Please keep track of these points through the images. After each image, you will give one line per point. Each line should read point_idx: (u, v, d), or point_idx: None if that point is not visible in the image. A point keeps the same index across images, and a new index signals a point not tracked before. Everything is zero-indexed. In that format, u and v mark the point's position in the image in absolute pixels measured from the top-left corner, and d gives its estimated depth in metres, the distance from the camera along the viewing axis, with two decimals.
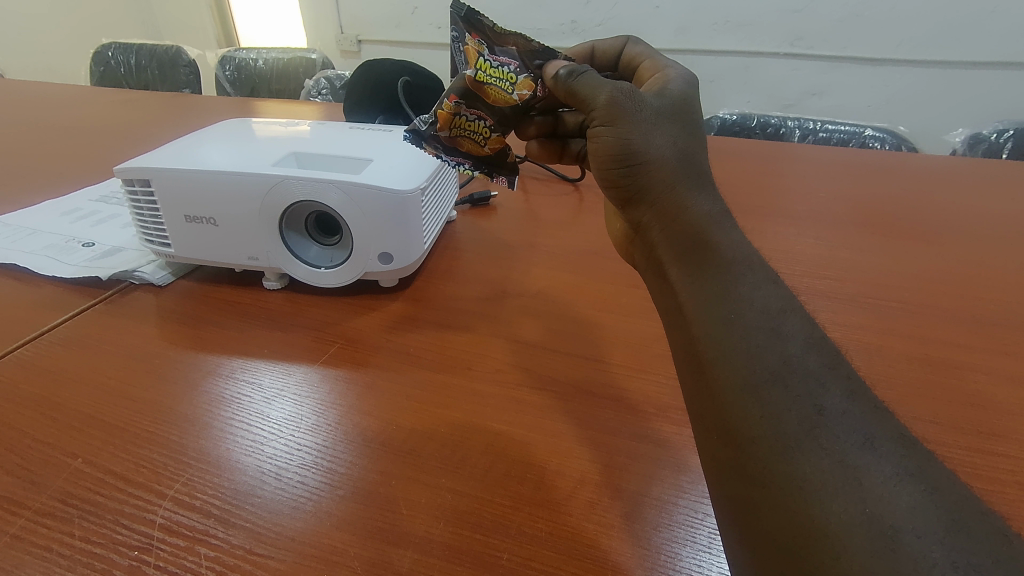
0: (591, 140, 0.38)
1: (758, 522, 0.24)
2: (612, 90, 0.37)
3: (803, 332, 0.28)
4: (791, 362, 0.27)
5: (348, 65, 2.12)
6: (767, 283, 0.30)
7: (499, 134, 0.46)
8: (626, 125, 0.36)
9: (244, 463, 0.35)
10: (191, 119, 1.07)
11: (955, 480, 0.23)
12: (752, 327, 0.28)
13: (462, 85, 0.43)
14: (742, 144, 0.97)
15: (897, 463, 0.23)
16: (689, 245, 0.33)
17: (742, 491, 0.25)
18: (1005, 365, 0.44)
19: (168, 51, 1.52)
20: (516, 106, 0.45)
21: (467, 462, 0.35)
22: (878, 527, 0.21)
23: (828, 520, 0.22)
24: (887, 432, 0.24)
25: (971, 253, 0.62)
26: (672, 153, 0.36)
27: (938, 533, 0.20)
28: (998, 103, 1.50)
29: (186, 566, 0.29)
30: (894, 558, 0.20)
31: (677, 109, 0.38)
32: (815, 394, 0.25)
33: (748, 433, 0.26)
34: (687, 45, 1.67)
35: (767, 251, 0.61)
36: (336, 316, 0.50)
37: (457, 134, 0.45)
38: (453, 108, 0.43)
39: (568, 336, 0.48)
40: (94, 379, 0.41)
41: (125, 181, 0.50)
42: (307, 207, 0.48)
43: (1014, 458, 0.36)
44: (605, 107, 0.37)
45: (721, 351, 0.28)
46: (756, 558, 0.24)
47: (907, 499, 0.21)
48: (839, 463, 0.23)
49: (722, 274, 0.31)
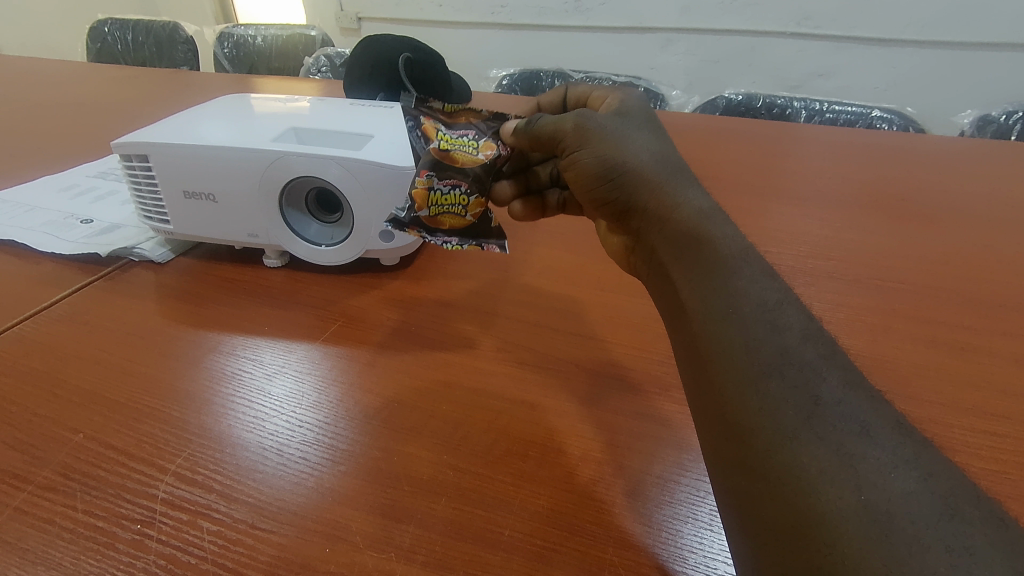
0: (572, 168, 0.39)
1: (759, 512, 0.24)
2: (573, 119, 0.39)
3: (799, 323, 0.28)
4: (788, 354, 0.26)
5: (347, 43, 2.08)
6: (764, 277, 0.30)
7: (476, 197, 0.43)
8: (598, 140, 0.38)
9: (246, 439, 0.35)
10: (189, 96, 1.06)
11: (949, 465, 0.22)
12: (749, 320, 0.28)
13: (429, 159, 0.44)
14: (747, 124, 0.95)
15: (892, 450, 0.22)
16: (684, 239, 0.33)
17: (743, 482, 0.25)
18: (1010, 347, 0.44)
19: (164, 28, 1.49)
20: (485, 167, 0.45)
21: (469, 439, 0.35)
22: (872, 512, 0.21)
23: (825, 508, 0.22)
24: (882, 420, 0.24)
25: (978, 236, 0.61)
26: (648, 155, 0.37)
27: (933, 517, 0.20)
28: (1008, 87, 1.48)
29: (189, 540, 0.29)
30: (888, 542, 0.20)
31: (636, 122, 0.40)
32: (812, 384, 0.25)
33: (748, 425, 0.25)
34: (693, 24, 1.64)
35: (772, 233, 0.60)
36: (337, 295, 0.49)
37: (436, 211, 0.43)
38: (427, 182, 0.43)
39: (570, 315, 0.47)
40: (95, 355, 0.41)
41: (123, 156, 0.49)
42: (307, 183, 0.47)
43: (1017, 439, 0.36)
44: (573, 132, 0.38)
45: (721, 346, 0.28)
46: (758, 546, 0.24)
47: (901, 485, 0.21)
48: (836, 451, 0.23)
49: (719, 266, 0.31)
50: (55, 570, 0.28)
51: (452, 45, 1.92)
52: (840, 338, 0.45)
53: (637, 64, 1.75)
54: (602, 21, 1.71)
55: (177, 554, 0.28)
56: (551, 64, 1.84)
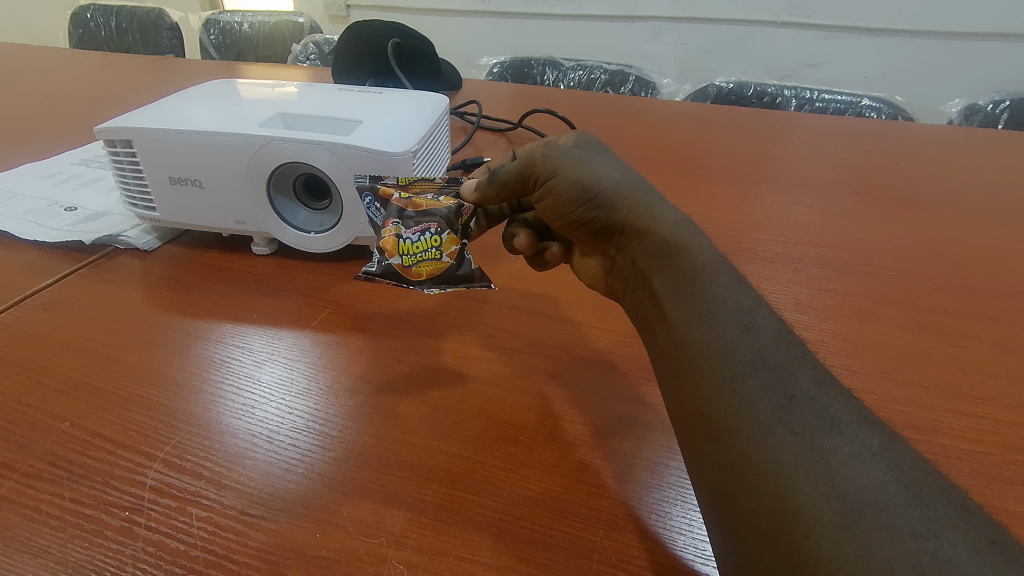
0: (547, 201, 0.37)
1: (736, 507, 0.23)
2: (538, 152, 0.37)
3: (772, 327, 0.28)
4: (762, 355, 0.26)
5: (336, 29, 2.04)
6: (737, 283, 0.30)
7: (450, 236, 0.39)
8: (569, 167, 0.36)
9: (234, 426, 0.35)
10: (175, 83, 1.04)
11: (915, 455, 0.23)
12: (725, 324, 0.28)
13: (394, 210, 0.39)
14: (738, 112, 0.95)
15: (862, 443, 0.23)
16: (663, 244, 0.33)
17: (720, 480, 0.24)
18: (994, 330, 0.45)
19: (149, 14, 1.46)
20: (455, 213, 0.39)
21: (459, 425, 0.35)
22: (844, 503, 0.21)
23: (799, 501, 0.22)
24: (852, 414, 0.24)
25: (965, 222, 0.62)
26: (621, 176, 0.37)
27: (901, 505, 0.21)
28: (995, 76, 1.49)
29: (177, 527, 0.29)
30: (860, 531, 0.20)
31: (594, 148, 0.40)
32: (786, 382, 0.25)
33: (725, 423, 0.25)
34: (684, 13, 1.63)
35: (762, 220, 0.60)
36: (325, 282, 0.49)
37: (408, 260, 0.38)
38: (395, 230, 0.38)
39: (560, 301, 0.47)
40: (80, 344, 0.41)
41: (107, 142, 0.48)
42: (295, 169, 0.47)
43: (999, 421, 0.37)
44: (543, 163, 0.37)
45: (699, 350, 0.28)
46: (735, 541, 0.23)
47: (871, 475, 0.22)
48: (809, 445, 0.23)
49: (696, 272, 0.31)
50: (42, 558, 0.27)
51: (442, 32, 1.89)
52: (828, 323, 0.45)
53: (629, 53, 1.74)
54: (594, 10, 1.70)
55: (166, 541, 0.28)
56: (541, 52, 1.83)
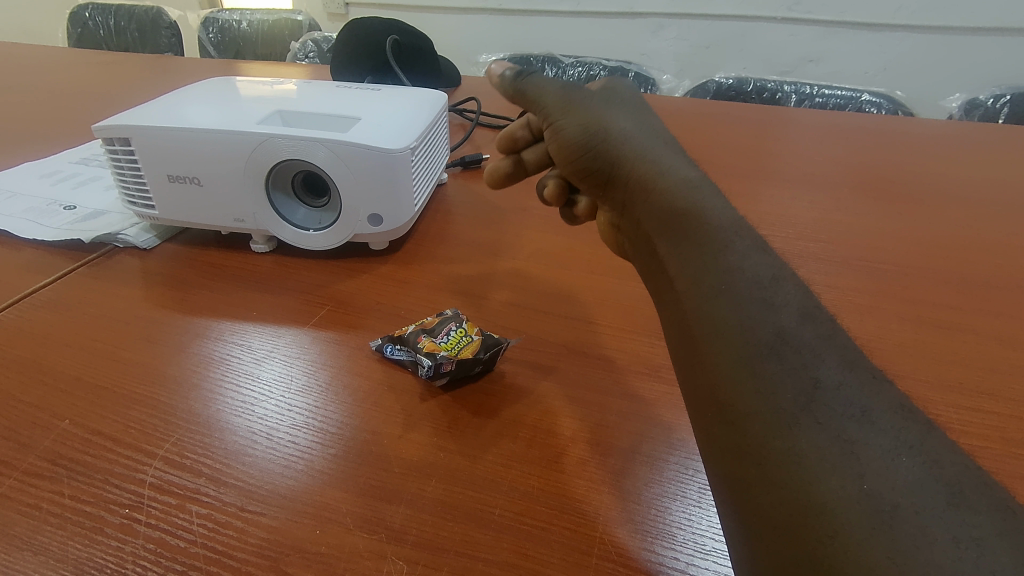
0: (553, 138, 0.37)
1: (754, 498, 0.23)
2: (557, 88, 0.37)
3: (795, 301, 0.26)
4: (785, 334, 0.25)
5: (335, 27, 2.04)
6: (756, 251, 0.29)
7: None
8: (581, 113, 0.36)
9: (234, 424, 0.35)
10: (174, 81, 1.04)
11: (955, 450, 0.22)
12: (744, 298, 0.26)
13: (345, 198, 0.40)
14: (738, 108, 0.95)
15: (895, 436, 0.22)
16: (671, 214, 0.31)
17: (738, 471, 0.24)
18: (996, 325, 0.45)
19: (146, 13, 1.46)
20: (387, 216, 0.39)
21: (460, 421, 0.35)
22: (875, 503, 0.20)
23: (825, 498, 0.21)
24: (885, 404, 0.23)
25: (967, 216, 0.61)
26: (633, 133, 0.36)
27: (939, 507, 0.20)
28: (997, 71, 1.49)
29: (177, 524, 0.29)
30: (893, 534, 0.19)
31: (618, 101, 0.39)
32: (811, 366, 0.24)
33: (742, 408, 0.24)
34: (682, 10, 1.63)
35: (763, 216, 0.60)
36: (324, 279, 0.49)
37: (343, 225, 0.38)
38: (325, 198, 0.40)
39: (559, 297, 0.47)
40: (79, 343, 0.41)
41: (105, 140, 0.48)
42: (294, 167, 0.47)
43: (1000, 415, 0.36)
44: (557, 102, 0.36)
45: (714, 325, 0.26)
46: (750, 535, 0.23)
47: (907, 473, 0.20)
48: (836, 437, 0.22)
49: (710, 245, 0.29)
50: (42, 555, 0.27)
51: (441, 30, 1.89)
52: None
53: (628, 50, 1.74)
54: (592, 6, 1.70)
55: (166, 538, 0.28)
56: (540, 49, 1.83)
